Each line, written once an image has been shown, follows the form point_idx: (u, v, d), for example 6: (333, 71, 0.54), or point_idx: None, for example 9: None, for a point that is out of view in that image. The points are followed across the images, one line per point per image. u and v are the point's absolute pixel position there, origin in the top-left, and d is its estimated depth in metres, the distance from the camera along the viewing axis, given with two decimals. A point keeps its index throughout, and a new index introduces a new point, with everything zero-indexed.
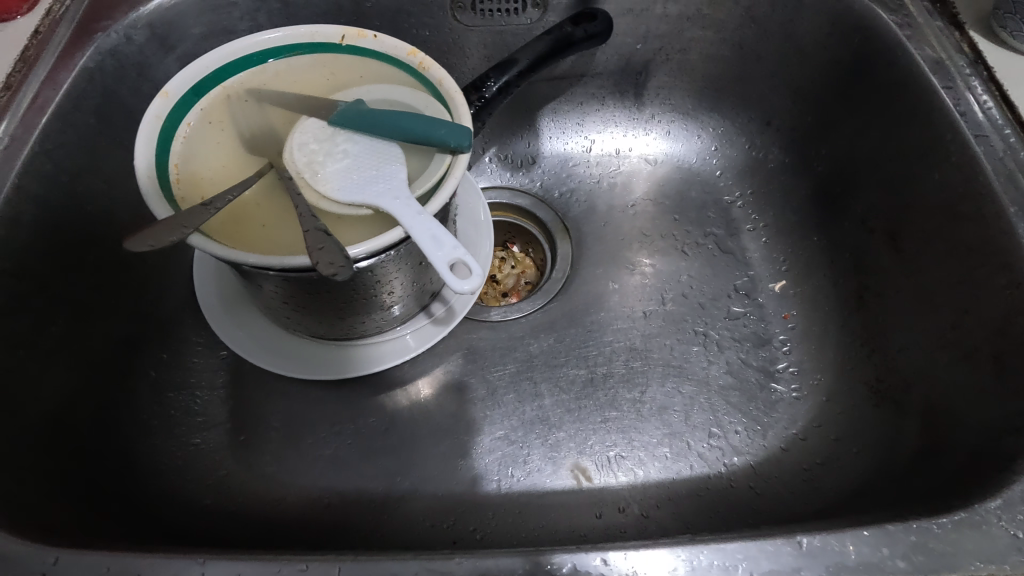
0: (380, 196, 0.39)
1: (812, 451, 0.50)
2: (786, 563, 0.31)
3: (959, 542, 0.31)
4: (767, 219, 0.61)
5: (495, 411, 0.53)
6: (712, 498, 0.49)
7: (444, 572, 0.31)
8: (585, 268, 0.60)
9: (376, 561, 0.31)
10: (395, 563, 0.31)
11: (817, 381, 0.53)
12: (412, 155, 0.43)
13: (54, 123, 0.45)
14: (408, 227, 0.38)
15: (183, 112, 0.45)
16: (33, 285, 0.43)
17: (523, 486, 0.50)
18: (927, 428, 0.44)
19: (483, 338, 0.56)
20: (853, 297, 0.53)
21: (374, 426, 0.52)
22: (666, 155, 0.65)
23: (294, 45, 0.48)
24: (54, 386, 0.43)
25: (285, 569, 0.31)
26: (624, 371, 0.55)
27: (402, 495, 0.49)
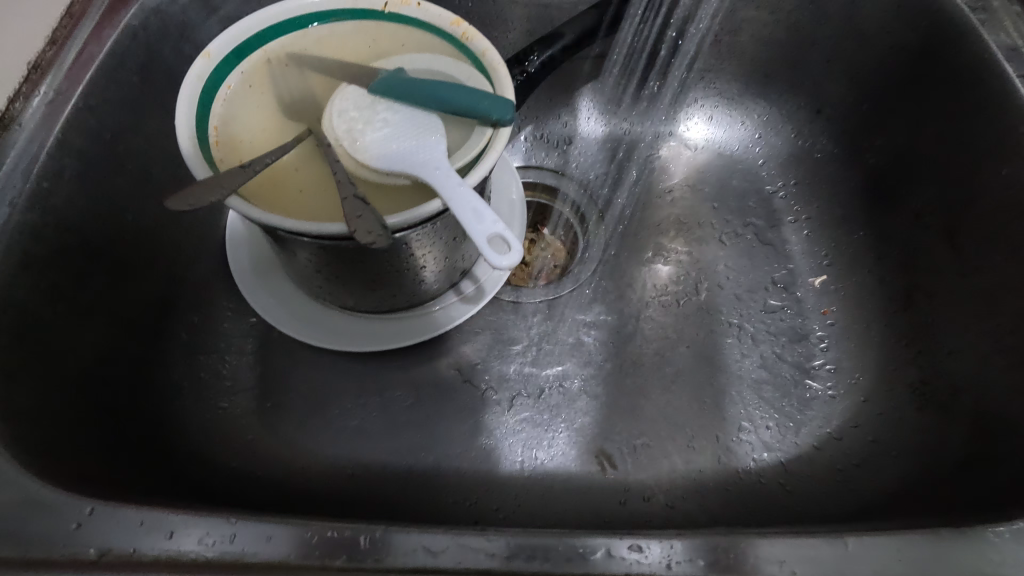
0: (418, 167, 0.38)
1: (848, 452, 0.48)
2: (829, 563, 0.29)
3: (1016, 550, 0.29)
4: (810, 212, 0.59)
5: (520, 392, 0.52)
6: (740, 493, 0.48)
7: (476, 549, 0.30)
8: (619, 253, 0.59)
9: (395, 533, 0.31)
10: (425, 536, 0.31)
11: (855, 379, 0.51)
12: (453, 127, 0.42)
13: (97, 79, 0.45)
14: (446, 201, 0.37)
15: (225, 74, 0.44)
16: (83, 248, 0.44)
17: (546, 469, 0.49)
18: (973, 433, 0.42)
19: (512, 318, 0.56)
20: (900, 295, 0.51)
21: (400, 399, 0.52)
22: (707, 141, 0.63)
23: (338, 11, 0.47)
24: (91, 339, 0.44)
25: (318, 535, 0.30)
26: (654, 360, 0.53)
27: (425, 471, 0.49)
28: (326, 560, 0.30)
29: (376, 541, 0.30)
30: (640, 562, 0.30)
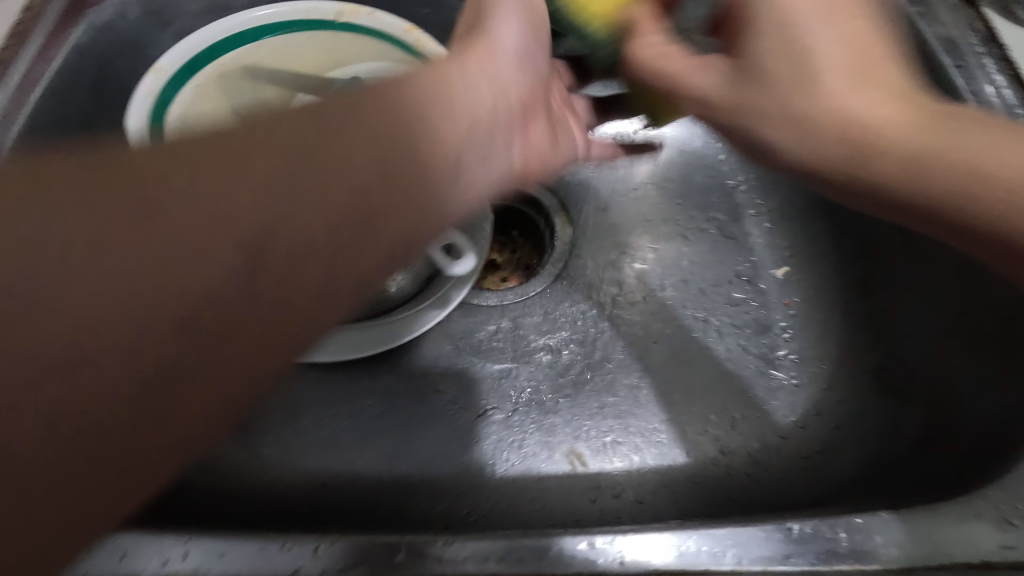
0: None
1: (812, 439, 0.49)
2: (776, 550, 0.30)
3: (956, 529, 0.30)
4: (771, 204, 0.59)
5: (491, 395, 0.53)
6: (708, 485, 0.49)
7: (433, 553, 0.31)
8: (586, 253, 0.59)
9: (405, 541, 0.31)
10: (381, 541, 0.31)
11: (818, 367, 0.52)
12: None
13: (46, 100, 0.44)
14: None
15: (177, 90, 0.44)
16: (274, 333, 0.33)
17: (517, 470, 0.50)
18: (930, 418, 0.45)
19: (481, 321, 0.56)
20: (857, 284, 0.53)
21: (370, 408, 0.52)
22: (669, 138, 0.63)
23: (290, 21, 0.48)
24: None
25: (276, 546, 0.31)
26: (623, 357, 0.54)
27: (396, 478, 0.49)
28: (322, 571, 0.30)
29: (335, 548, 0.31)
30: (592, 558, 0.31)
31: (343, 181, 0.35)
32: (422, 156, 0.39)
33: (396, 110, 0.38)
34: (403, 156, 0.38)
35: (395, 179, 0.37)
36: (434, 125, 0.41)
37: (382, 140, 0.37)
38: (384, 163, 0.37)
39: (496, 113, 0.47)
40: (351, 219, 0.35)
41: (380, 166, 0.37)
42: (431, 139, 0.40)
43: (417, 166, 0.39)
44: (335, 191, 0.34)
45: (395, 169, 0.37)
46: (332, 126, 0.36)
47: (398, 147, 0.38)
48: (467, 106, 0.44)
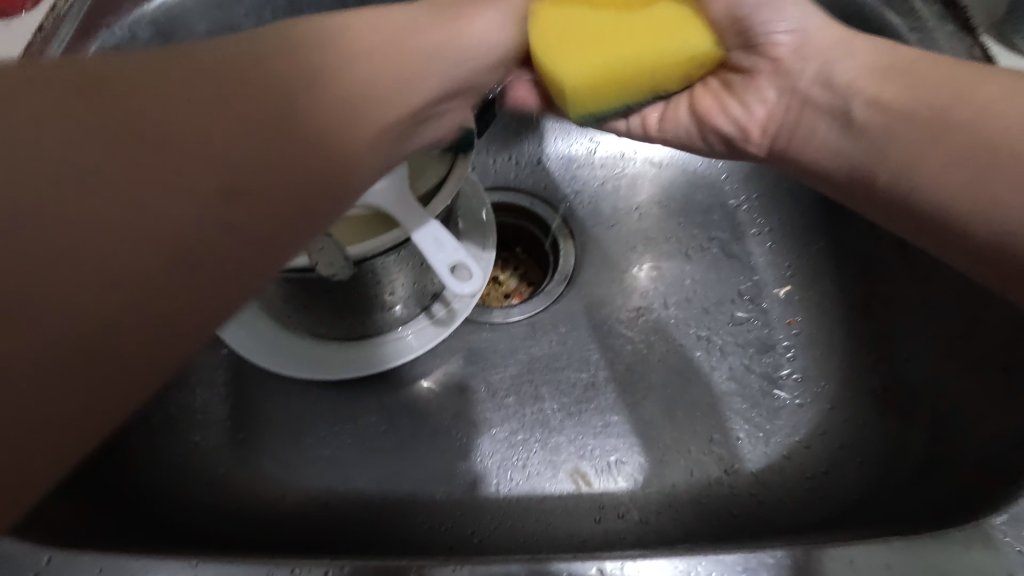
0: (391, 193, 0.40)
1: (815, 460, 0.49)
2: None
3: (961, 555, 0.31)
4: (774, 224, 0.60)
5: (494, 413, 0.53)
6: (712, 505, 0.49)
7: None
8: (589, 272, 0.59)
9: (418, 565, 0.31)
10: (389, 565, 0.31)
11: (821, 388, 0.52)
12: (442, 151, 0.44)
13: None
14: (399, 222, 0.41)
15: None
16: (141, 367, 0.24)
17: (522, 490, 0.49)
18: (931, 438, 0.44)
19: (485, 340, 0.56)
20: (858, 304, 0.53)
21: (373, 426, 0.52)
22: (672, 157, 0.64)
23: None
24: None
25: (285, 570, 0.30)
26: (627, 376, 0.54)
27: (400, 497, 0.49)
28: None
29: (344, 573, 0.31)
30: None
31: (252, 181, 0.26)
32: (365, 142, 0.30)
33: (340, 79, 0.29)
34: (341, 138, 0.29)
35: (327, 171, 0.28)
36: (382, 92, 0.31)
37: (313, 121, 0.28)
38: (310, 149, 0.28)
39: (473, 85, 0.37)
40: (267, 233, 0.26)
41: (304, 156, 0.27)
42: (375, 112, 0.31)
43: (367, 145, 0.30)
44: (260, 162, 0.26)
45: (337, 160, 0.29)
46: (244, 99, 0.26)
47: (332, 129, 0.29)
48: (429, 67, 0.33)
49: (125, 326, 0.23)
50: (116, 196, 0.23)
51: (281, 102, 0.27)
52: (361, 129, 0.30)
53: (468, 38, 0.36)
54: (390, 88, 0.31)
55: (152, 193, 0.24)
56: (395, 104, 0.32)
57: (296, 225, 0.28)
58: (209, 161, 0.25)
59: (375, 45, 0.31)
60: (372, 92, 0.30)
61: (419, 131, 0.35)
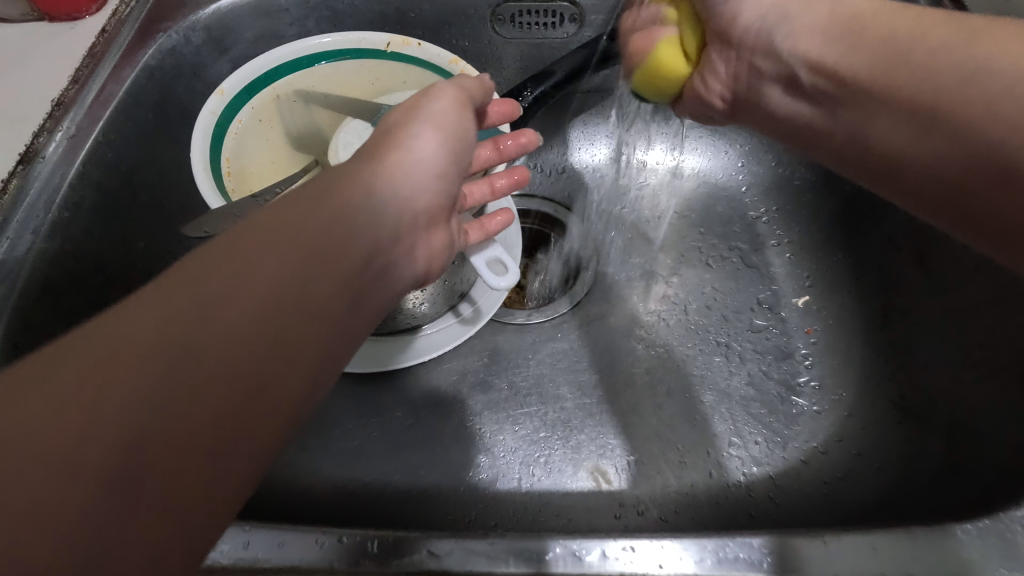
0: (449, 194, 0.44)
1: (833, 465, 0.50)
2: (813, 561, 0.31)
3: (983, 548, 0.31)
4: (791, 236, 0.61)
5: (517, 411, 0.54)
6: (729, 506, 0.49)
7: (479, 551, 0.32)
8: (611, 278, 0.61)
9: (419, 540, 0.32)
10: (431, 539, 0.32)
11: (838, 396, 0.53)
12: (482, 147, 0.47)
13: (116, 116, 0.47)
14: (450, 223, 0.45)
15: (236, 110, 0.46)
16: (116, 553, 0.21)
17: (543, 486, 0.51)
18: (951, 443, 0.45)
19: (509, 340, 0.58)
20: (877, 314, 0.54)
21: (400, 420, 0.53)
22: (692, 169, 0.66)
23: (343, 50, 0.50)
24: None
25: (334, 538, 0.31)
26: (647, 379, 0.56)
27: (425, 489, 0.50)
28: (352, 563, 0.31)
29: (389, 544, 0.32)
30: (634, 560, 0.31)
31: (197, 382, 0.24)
32: (323, 315, 0.28)
33: (289, 253, 0.28)
34: (295, 316, 0.27)
35: (284, 368, 0.26)
36: (337, 251, 0.30)
37: (261, 293, 0.26)
38: (264, 327, 0.26)
39: (433, 217, 0.37)
40: (219, 422, 0.24)
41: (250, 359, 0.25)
42: (332, 279, 0.29)
43: (326, 335, 0.28)
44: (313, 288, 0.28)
45: (291, 352, 0.27)
46: (189, 321, 0.24)
47: (285, 310, 0.27)
48: (380, 224, 0.33)
49: (84, 534, 0.21)
50: (46, 432, 0.21)
51: (227, 303, 0.25)
52: (317, 301, 0.28)
53: (418, 178, 0.36)
54: (345, 239, 0.30)
55: (84, 413, 0.21)
56: (351, 257, 0.30)
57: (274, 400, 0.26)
58: (149, 371, 0.23)
59: (325, 207, 0.30)
60: (326, 256, 0.29)
61: (381, 282, 0.33)
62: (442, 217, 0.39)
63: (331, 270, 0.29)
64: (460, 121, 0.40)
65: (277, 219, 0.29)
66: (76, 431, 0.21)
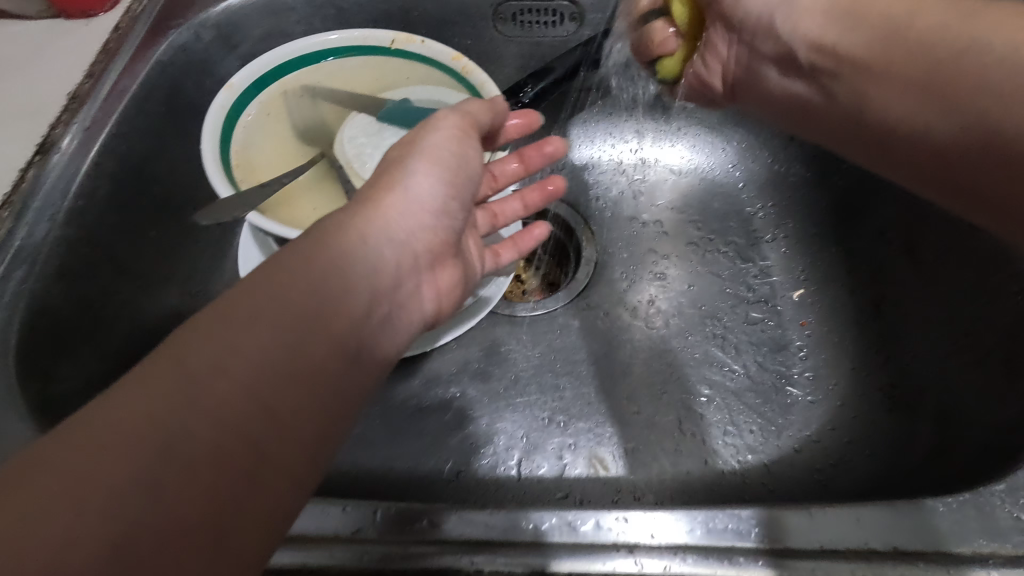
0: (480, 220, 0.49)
1: (826, 453, 0.51)
2: (801, 532, 0.32)
3: (964, 522, 0.32)
4: (787, 231, 0.62)
5: (517, 400, 0.55)
6: (724, 492, 0.50)
7: (479, 521, 0.33)
8: (609, 271, 0.62)
9: (424, 509, 0.33)
10: (433, 509, 0.33)
11: (832, 386, 0.54)
12: (512, 164, 0.51)
13: (129, 109, 0.49)
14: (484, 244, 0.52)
15: (246, 104, 0.48)
16: None
17: (542, 472, 0.52)
18: (941, 430, 0.46)
19: (510, 331, 0.59)
20: (869, 307, 0.55)
21: (402, 409, 0.55)
22: (690, 166, 0.67)
23: (349, 47, 0.52)
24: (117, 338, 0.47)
25: (339, 507, 0.32)
26: (644, 370, 0.57)
27: (426, 476, 0.51)
28: (357, 531, 0.32)
29: (393, 514, 0.33)
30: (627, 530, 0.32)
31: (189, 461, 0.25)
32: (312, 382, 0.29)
33: (277, 326, 0.29)
34: (283, 386, 0.28)
35: (276, 441, 0.27)
36: (325, 316, 0.30)
37: (251, 365, 0.27)
38: (261, 387, 0.27)
39: (435, 256, 0.38)
40: (224, 482, 0.25)
41: (243, 433, 0.26)
42: (322, 345, 0.30)
43: (320, 399, 0.29)
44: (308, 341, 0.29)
45: (282, 423, 0.28)
46: (178, 401, 0.25)
47: (273, 383, 0.28)
48: (376, 275, 0.34)
49: None
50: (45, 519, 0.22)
51: (218, 378, 0.26)
52: (307, 372, 0.29)
53: (416, 217, 0.37)
54: (336, 300, 0.31)
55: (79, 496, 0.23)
56: (343, 319, 0.31)
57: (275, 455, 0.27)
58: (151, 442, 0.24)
59: (315, 267, 0.31)
60: (315, 324, 0.30)
61: (382, 334, 0.34)
62: (449, 253, 0.40)
63: (325, 322, 0.30)
64: (460, 147, 0.39)
65: (269, 285, 0.30)
66: (72, 517, 0.22)
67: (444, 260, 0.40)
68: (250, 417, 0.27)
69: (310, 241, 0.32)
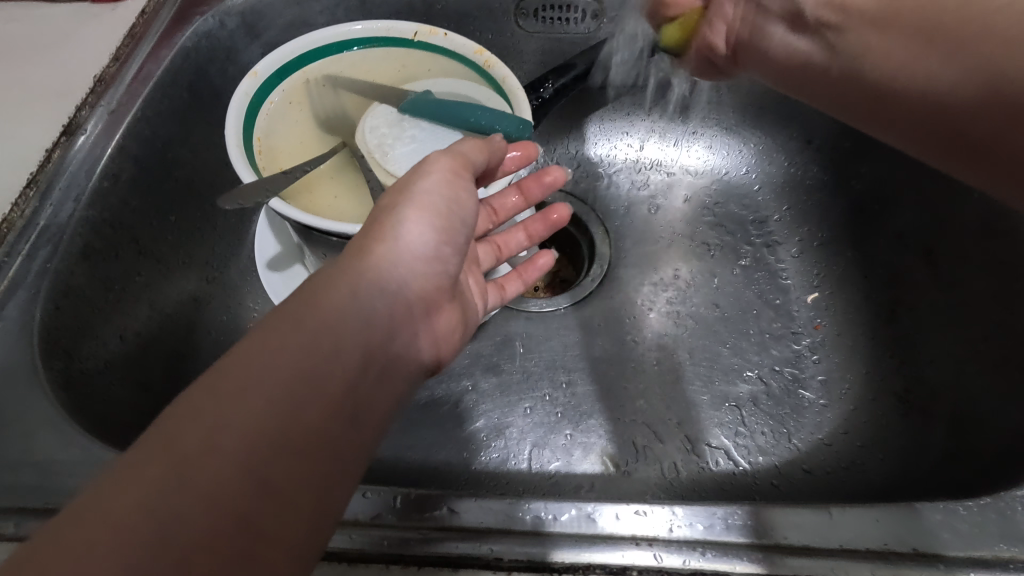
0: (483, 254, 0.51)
1: (838, 456, 0.51)
2: (820, 532, 0.32)
3: (984, 525, 0.32)
4: (803, 234, 0.62)
5: (529, 395, 0.55)
6: (735, 492, 0.50)
7: (498, 509, 0.33)
8: (624, 269, 0.62)
9: (442, 496, 0.33)
10: (451, 496, 0.33)
11: (844, 389, 0.54)
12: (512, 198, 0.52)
13: (154, 94, 0.49)
14: (493, 276, 0.53)
15: (269, 91, 0.48)
16: None
17: (553, 466, 0.51)
18: (956, 435, 0.46)
19: (523, 327, 0.59)
20: (885, 311, 0.55)
21: (415, 401, 0.55)
22: (706, 166, 0.67)
23: (372, 38, 0.52)
24: (137, 320, 0.47)
25: (358, 494, 0.33)
26: (656, 369, 0.57)
27: (438, 467, 0.51)
28: (376, 516, 0.32)
29: (412, 500, 0.33)
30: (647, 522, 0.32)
31: (184, 545, 0.23)
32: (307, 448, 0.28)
33: (266, 397, 0.28)
34: (279, 454, 0.27)
35: (282, 509, 0.26)
36: (317, 378, 0.29)
37: (246, 441, 0.26)
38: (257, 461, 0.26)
39: (433, 300, 0.37)
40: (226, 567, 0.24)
41: (240, 509, 0.25)
42: (316, 410, 0.29)
43: (316, 464, 0.28)
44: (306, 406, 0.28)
45: (281, 499, 0.26)
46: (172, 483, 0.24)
47: (267, 453, 0.27)
48: (370, 328, 0.33)
49: None
50: None
51: (206, 452, 0.25)
52: (301, 439, 0.28)
53: (410, 267, 0.35)
54: (332, 361, 0.30)
55: None
56: (338, 383, 0.30)
57: (280, 529, 0.26)
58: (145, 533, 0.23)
59: (305, 331, 0.30)
60: (306, 387, 0.29)
61: (382, 390, 0.33)
62: (445, 297, 0.39)
63: (323, 383, 0.29)
64: (452, 191, 0.37)
65: (259, 353, 0.29)
66: None
67: (440, 306, 0.39)
68: (246, 491, 0.25)
69: (295, 305, 0.31)
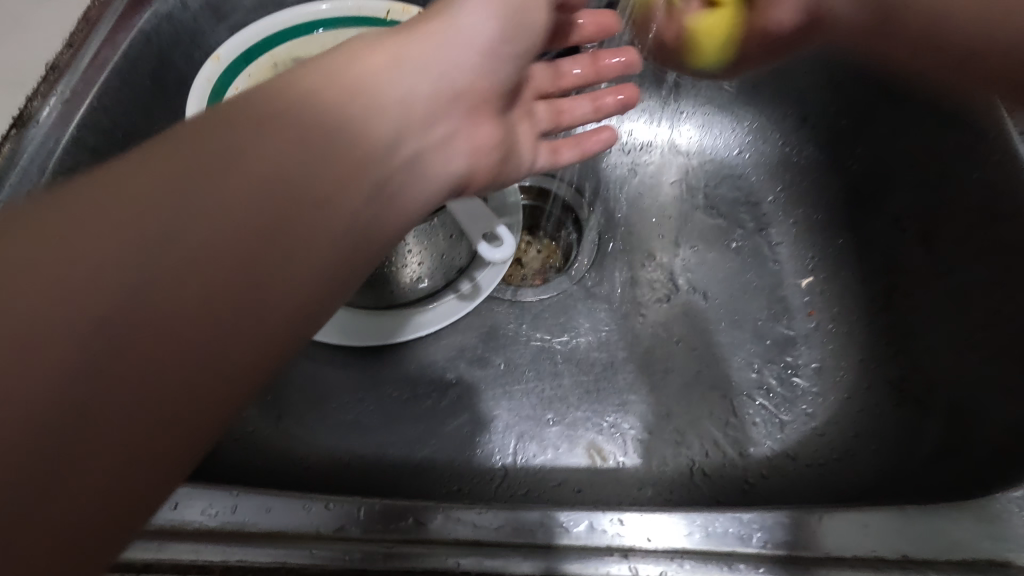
0: (540, 114, 0.49)
1: (830, 446, 0.50)
2: (803, 537, 0.31)
3: (973, 527, 0.31)
4: (797, 216, 0.60)
5: (514, 387, 0.54)
6: (724, 485, 0.49)
7: (465, 519, 0.32)
8: (612, 256, 0.60)
9: (413, 507, 0.32)
10: (421, 506, 0.32)
11: (838, 377, 0.53)
12: (580, 67, 0.52)
13: (112, 81, 0.47)
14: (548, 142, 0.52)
15: (233, 76, 0.45)
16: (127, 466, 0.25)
17: (538, 461, 0.50)
18: (952, 427, 0.45)
19: (508, 317, 0.57)
20: (881, 297, 0.53)
21: (396, 395, 0.53)
22: (698, 146, 0.65)
23: (342, 18, 0.49)
24: None
25: (323, 506, 0.31)
26: (645, 358, 0.55)
27: (420, 463, 0.50)
28: (340, 528, 0.31)
29: (379, 511, 0.32)
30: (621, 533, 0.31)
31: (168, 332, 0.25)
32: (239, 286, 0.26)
33: (252, 173, 0.27)
34: (199, 279, 0.25)
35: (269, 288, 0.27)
36: (293, 191, 0.28)
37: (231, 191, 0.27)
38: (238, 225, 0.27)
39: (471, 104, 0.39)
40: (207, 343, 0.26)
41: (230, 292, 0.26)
42: (306, 193, 0.28)
43: (246, 295, 0.26)
44: (289, 194, 0.28)
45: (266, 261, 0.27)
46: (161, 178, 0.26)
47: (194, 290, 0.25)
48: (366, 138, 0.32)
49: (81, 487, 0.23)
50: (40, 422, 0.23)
51: (114, 278, 0.24)
52: (234, 267, 0.26)
53: (458, 53, 0.37)
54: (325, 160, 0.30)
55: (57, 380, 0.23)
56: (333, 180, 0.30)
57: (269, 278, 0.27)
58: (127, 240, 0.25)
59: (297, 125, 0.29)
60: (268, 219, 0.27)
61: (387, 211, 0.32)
62: (483, 105, 0.40)
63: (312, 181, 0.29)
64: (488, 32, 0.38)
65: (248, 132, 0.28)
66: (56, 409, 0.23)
67: (477, 112, 0.40)
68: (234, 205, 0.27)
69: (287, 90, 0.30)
